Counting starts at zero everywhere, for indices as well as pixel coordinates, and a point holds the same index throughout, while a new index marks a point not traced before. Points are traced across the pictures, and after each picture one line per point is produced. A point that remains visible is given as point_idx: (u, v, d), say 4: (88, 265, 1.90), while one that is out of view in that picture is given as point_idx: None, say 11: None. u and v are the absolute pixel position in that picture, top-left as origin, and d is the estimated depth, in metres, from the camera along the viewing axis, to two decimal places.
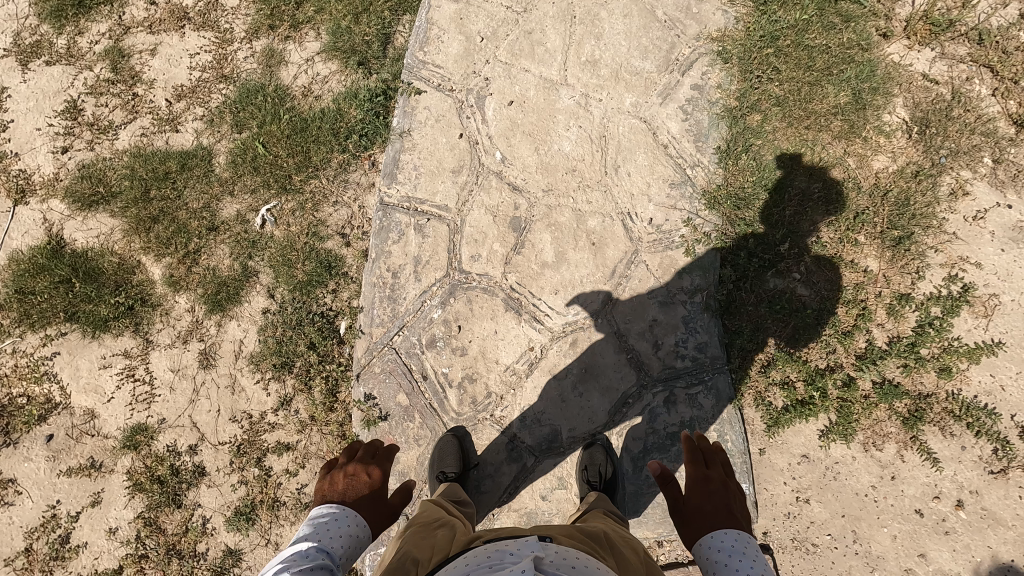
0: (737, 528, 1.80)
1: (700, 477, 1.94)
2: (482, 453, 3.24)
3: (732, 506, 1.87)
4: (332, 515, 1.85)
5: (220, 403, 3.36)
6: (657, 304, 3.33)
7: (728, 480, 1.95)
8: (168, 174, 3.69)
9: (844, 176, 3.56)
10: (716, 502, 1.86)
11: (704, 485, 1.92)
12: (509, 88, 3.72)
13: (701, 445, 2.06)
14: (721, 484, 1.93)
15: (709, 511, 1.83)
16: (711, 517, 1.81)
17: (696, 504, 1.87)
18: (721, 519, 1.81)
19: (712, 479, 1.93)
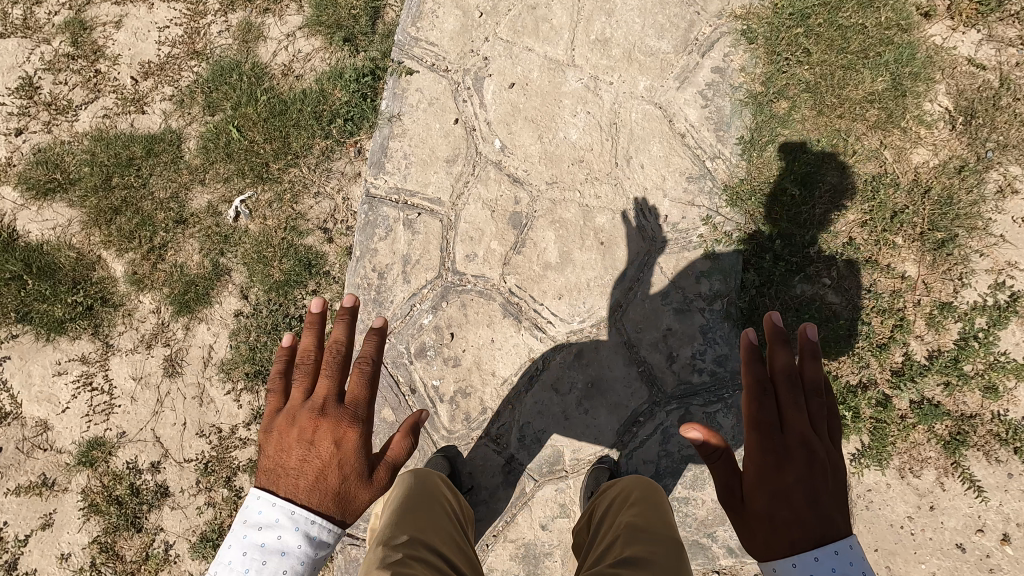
0: (830, 530, 1.63)
1: (775, 452, 1.78)
2: (476, 476, 2.92)
3: (823, 496, 1.68)
4: (275, 536, 1.60)
5: (186, 416, 3.03)
6: (672, 312, 3.00)
7: (811, 448, 1.76)
8: (133, 160, 3.34)
9: (880, 170, 3.22)
10: (798, 494, 1.69)
11: (780, 467, 1.74)
12: (510, 69, 3.36)
13: (767, 410, 1.86)
14: (807, 457, 1.75)
15: (787, 515, 1.66)
16: (791, 524, 1.65)
17: (767, 504, 1.72)
18: (808, 521, 1.64)
19: (789, 465, 1.74)
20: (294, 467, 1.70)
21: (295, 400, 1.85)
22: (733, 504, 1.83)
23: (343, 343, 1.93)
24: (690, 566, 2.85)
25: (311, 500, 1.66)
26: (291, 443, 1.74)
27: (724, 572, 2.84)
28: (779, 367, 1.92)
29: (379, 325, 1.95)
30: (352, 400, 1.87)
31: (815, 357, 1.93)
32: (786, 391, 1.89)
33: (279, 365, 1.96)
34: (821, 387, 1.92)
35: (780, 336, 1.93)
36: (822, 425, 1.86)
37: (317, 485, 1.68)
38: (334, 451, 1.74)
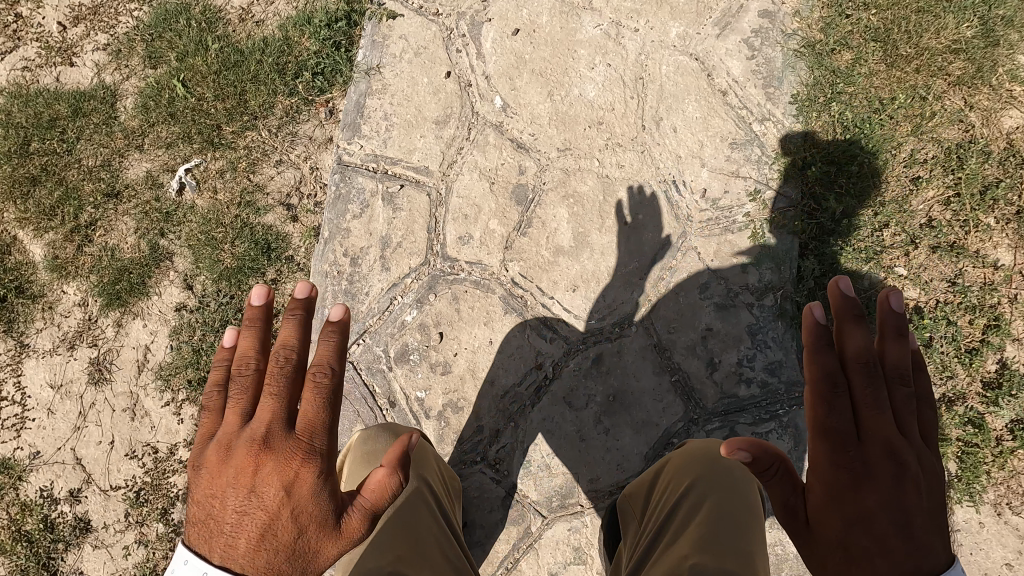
0: (928, 558, 1.18)
1: (851, 466, 1.31)
2: (470, 510, 2.37)
3: (916, 518, 1.23)
4: None
5: (114, 433, 2.47)
6: (713, 309, 2.43)
7: (899, 455, 1.31)
8: (56, 121, 2.76)
9: (965, 136, 2.64)
10: (883, 519, 1.24)
11: (858, 484, 1.29)
12: (514, 12, 2.76)
13: (838, 412, 1.37)
14: (895, 469, 1.29)
15: (869, 543, 1.23)
16: (875, 556, 1.21)
17: (839, 532, 1.28)
18: (898, 553, 1.20)
19: (867, 481, 1.30)
20: (229, 521, 1.22)
21: (230, 425, 1.36)
22: (795, 528, 1.37)
23: (293, 351, 1.41)
24: None
25: (256, 564, 1.20)
26: (225, 487, 1.26)
27: None
28: (853, 353, 1.43)
29: (339, 319, 1.42)
30: (310, 427, 1.35)
31: (901, 337, 1.47)
32: (862, 385, 1.40)
33: (218, 380, 1.45)
34: (906, 376, 1.45)
35: (854, 309, 1.45)
36: (911, 426, 1.38)
37: (261, 546, 1.22)
38: (282, 498, 1.26)
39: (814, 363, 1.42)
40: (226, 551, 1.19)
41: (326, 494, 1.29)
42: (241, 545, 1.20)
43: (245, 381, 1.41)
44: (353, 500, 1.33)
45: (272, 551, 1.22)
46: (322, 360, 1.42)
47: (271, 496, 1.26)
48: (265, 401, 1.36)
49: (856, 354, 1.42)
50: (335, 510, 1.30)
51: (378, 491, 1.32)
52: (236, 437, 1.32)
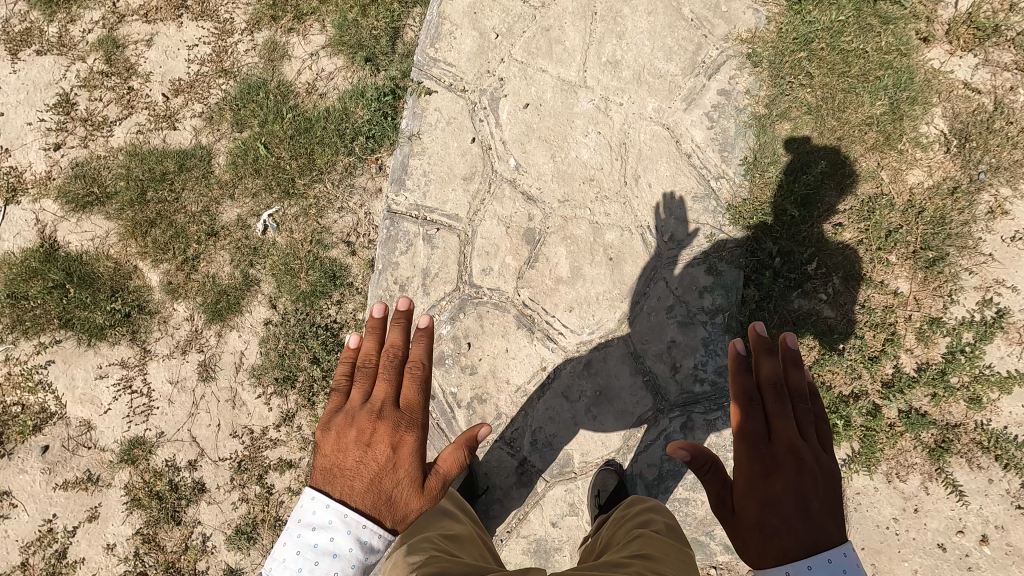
0: (821, 533, 1.52)
1: (762, 461, 1.67)
2: (491, 476, 3.14)
3: (813, 501, 1.57)
4: (327, 537, 1.56)
5: (220, 418, 3.25)
6: (677, 325, 3.19)
7: (801, 452, 1.66)
8: (166, 174, 3.52)
9: (877, 190, 3.38)
10: (787, 502, 1.57)
11: (769, 474, 1.64)
12: (525, 89, 3.52)
13: (756, 417, 1.78)
14: (799, 465, 1.63)
15: (779, 521, 1.55)
16: (782, 532, 1.53)
17: (759, 512, 1.60)
18: (798, 529, 1.53)
19: (778, 468, 1.64)
20: (351, 468, 1.70)
21: (354, 402, 1.91)
22: (724, 516, 1.72)
23: (399, 348, 2.01)
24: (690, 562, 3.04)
25: (365, 500, 1.64)
26: (349, 443, 1.77)
27: (721, 568, 3.05)
28: (766, 374, 1.85)
29: (428, 325, 1.98)
30: (408, 403, 1.90)
31: (797, 366, 1.88)
32: (773, 401, 1.79)
33: (342, 368, 2.00)
34: (806, 394, 1.83)
35: (764, 344, 1.89)
36: (811, 433, 1.75)
37: (370, 488, 1.67)
38: (390, 454, 1.76)
39: (736, 383, 1.85)
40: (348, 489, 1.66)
41: (417, 459, 1.79)
42: (358, 485, 1.67)
43: (367, 372, 1.99)
44: (431, 472, 1.82)
45: (377, 494, 1.67)
46: (416, 358, 2.01)
47: (381, 453, 1.75)
48: (380, 385, 1.94)
49: (767, 375, 1.83)
50: (419, 475, 1.77)
51: (447, 466, 1.86)
52: (359, 410, 1.87)
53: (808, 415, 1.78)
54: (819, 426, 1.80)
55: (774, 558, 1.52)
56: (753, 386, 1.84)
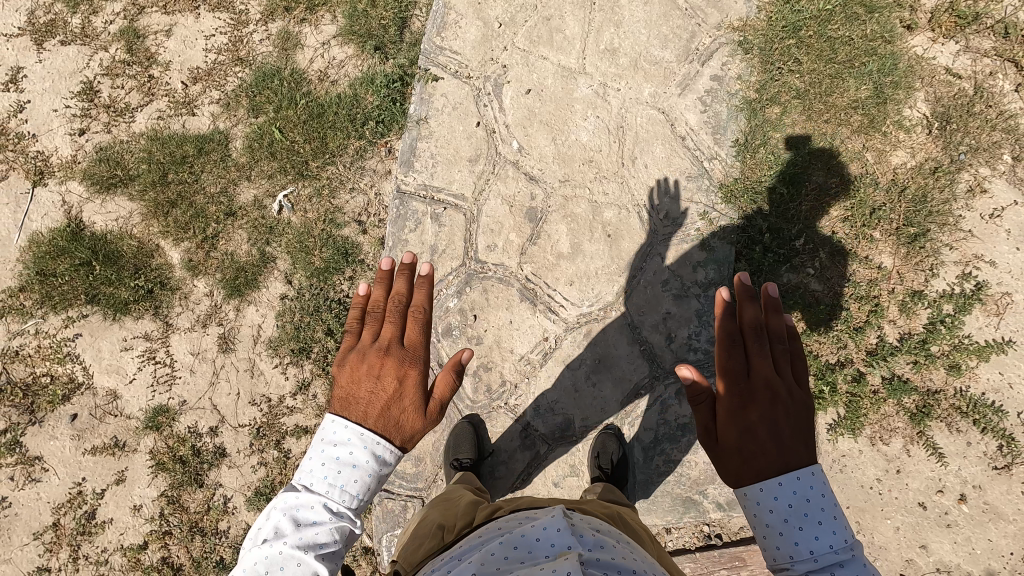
0: (790, 457, 1.70)
1: (741, 394, 1.82)
2: (496, 439, 3.33)
3: (785, 429, 1.74)
4: (347, 451, 1.90)
5: (239, 387, 3.43)
6: (671, 297, 3.37)
7: (775, 387, 1.82)
8: (186, 158, 3.70)
9: (862, 170, 3.55)
10: (762, 429, 1.74)
11: (746, 405, 1.79)
12: (527, 75, 3.70)
13: (737, 356, 1.89)
14: (773, 397, 1.79)
15: (754, 445, 1.73)
16: (757, 456, 1.71)
17: (736, 438, 1.76)
18: (773, 453, 1.70)
19: (754, 400, 1.80)
20: (364, 397, 2.02)
21: (365, 342, 2.21)
22: (707, 443, 1.85)
23: (404, 296, 2.30)
24: (684, 520, 3.21)
25: (376, 423, 1.98)
26: (362, 377, 2.09)
27: (714, 525, 3.23)
28: (748, 317, 1.94)
29: (429, 274, 2.25)
30: (412, 343, 2.21)
31: (777, 311, 1.95)
32: (753, 343, 1.90)
33: (354, 315, 2.29)
34: (784, 335, 1.93)
35: (748, 291, 1.96)
36: (786, 370, 1.89)
37: (382, 414, 2.00)
38: (397, 385, 2.07)
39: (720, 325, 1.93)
40: (362, 415, 1.99)
41: (421, 389, 2.10)
42: (370, 413, 1.99)
43: (375, 316, 2.28)
44: (431, 398, 2.12)
45: (387, 418, 1.99)
46: (419, 304, 2.29)
47: (389, 385, 2.07)
48: (387, 328, 2.24)
49: (749, 319, 1.92)
50: (422, 401, 2.08)
51: (444, 392, 2.17)
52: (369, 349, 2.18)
53: (784, 355, 1.90)
54: (795, 363, 1.93)
55: (749, 478, 1.71)
56: (736, 328, 1.93)
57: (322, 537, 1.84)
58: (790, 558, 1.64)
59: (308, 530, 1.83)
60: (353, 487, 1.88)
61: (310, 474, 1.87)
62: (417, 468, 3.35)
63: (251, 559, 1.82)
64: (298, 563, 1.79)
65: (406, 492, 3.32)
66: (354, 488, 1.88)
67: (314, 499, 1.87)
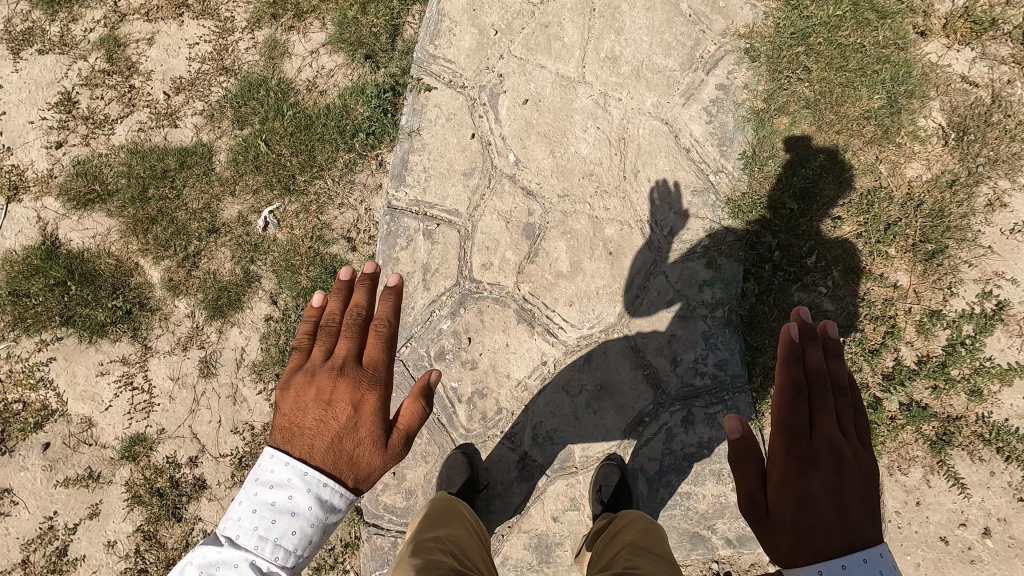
0: (858, 535, 1.54)
1: (801, 458, 1.68)
2: (492, 470, 3.15)
3: (851, 502, 1.59)
4: (286, 495, 1.68)
5: (221, 414, 3.25)
6: (676, 318, 3.19)
7: (841, 451, 1.68)
8: (168, 172, 3.53)
9: (875, 184, 3.39)
10: (824, 501, 1.60)
11: (806, 471, 1.65)
12: (525, 85, 3.54)
13: (797, 409, 1.76)
14: (837, 463, 1.66)
15: (814, 521, 1.57)
16: (817, 534, 1.55)
17: (793, 510, 1.61)
18: (835, 531, 1.55)
19: (816, 466, 1.66)
20: (311, 428, 1.80)
21: (316, 360, 1.96)
22: (756, 516, 1.69)
23: (363, 307, 2.02)
24: (691, 557, 3.03)
25: (325, 460, 1.76)
26: (309, 402, 1.85)
27: (723, 561, 3.05)
28: (811, 362, 1.83)
29: (395, 284, 1.98)
30: (373, 362, 1.96)
31: (837, 355, 1.86)
32: (818, 396, 1.78)
33: (305, 326, 2.03)
34: (847, 388, 1.83)
35: (809, 330, 1.85)
36: (851, 430, 1.76)
37: (330, 449, 1.78)
38: (351, 415, 1.84)
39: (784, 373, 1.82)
40: (308, 449, 1.77)
41: (378, 417, 1.88)
42: (318, 446, 1.78)
43: (331, 329, 2.03)
44: (394, 429, 1.91)
45: (337, 454, 1.78)
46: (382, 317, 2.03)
47: (342, 413, 1.84)
48: (343, 343, 1.97)
49: (814, 365, 1.81)
50: (381, 432, 1.87)
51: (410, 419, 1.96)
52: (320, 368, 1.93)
53: (847, 410, 1.79)
54: (859, 420, 1.81)
55: (808, 559, 1.54)
56: (800, 375, 1.82)
57: None
58: None
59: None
60: (289, 540, 1.65)
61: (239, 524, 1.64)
62: (408, 501, 3.15)
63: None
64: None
65: (397, 527, 3.13)
66: (290, 540, 1.65)
67: (239, 556, 1.64)
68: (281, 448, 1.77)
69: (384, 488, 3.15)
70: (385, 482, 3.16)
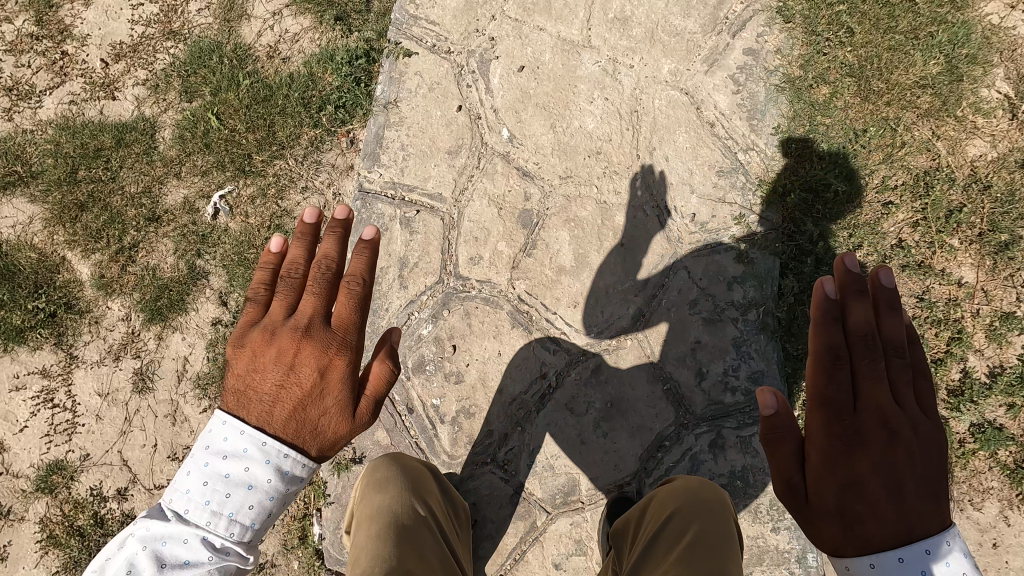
0: (918, 524, 1.45)
1: (844, 435, 1.59)
2: (481, 506, 2.62)
3: (907, 486, 1.51)
4: (241, 468, 1.53)
5: (157, 436, 2.73)
6: (702, 322, 2.68)
7: (892, 426, 1.58)
8: (101, 150, 3.01)
9: (932, 164, 2.88)
10: (873, 483, 1.52)
11: (852, 452, 1.57)
12: (520, 50, 3.03)
13: (840, 378, 1.65)
14: (887, 441, 1.56)
15: (862, 506, 1.51)
16: (867, 519, 1.49)
17: (837, 494, 1.54)
18: (888, 517, 1.47)
19: (863, 446, 1.57)
20: (271, 393, 1.68)
21: (276, 316, 1.80)
22: (796, 503, 1.61)
23: (332, 260, 1.84)
24: None
25: (285, 429, 1.63)
26: (268, 365, 1.72)
27: None
28: (858, 324, 1.69)
29: (371, 239, 1.80)
30: (340, 323, 1.81)
31: (892, 309, 1.70)
32: (865, 363, 1.66)
33: (263, 278, 1.84)
34: (903, 349, 1.68)
35: (859, 288, 1.70)
36: (908, 398, 1.63)
37: (291, 416, 1.66)
38: (315, 379, 1.72)
39: (823, 336, 1.70)
40: (266, 415, 1.64)
41: (346, 381, 1.76)
42: (278, 413, 1.65)
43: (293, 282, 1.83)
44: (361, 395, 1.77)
45: (300, 421, 1.66)
46: (353, 273, 1.83)
47: (306, 376, 1.72)
48: (308, 300, 1.80)
49: (857, 327, 1.68)
50: (347, 398, 1.75)
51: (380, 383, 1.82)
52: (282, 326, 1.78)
53: (902, 376, 1.65)
54: (918, 389, 1.67)
55: (859, 548, 1.48)
56: (844, 339, 1.69)
57: None
58: None
59: (178, 570, 1.45)
60: (246, 515, 1.51)
61: (187, 498, 1.49)
62: None
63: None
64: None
65: None
66: (247, 515, 1.52)
67: (189, 530, 1.50)
68: (236, 414, 1.63)
69: None
70: None
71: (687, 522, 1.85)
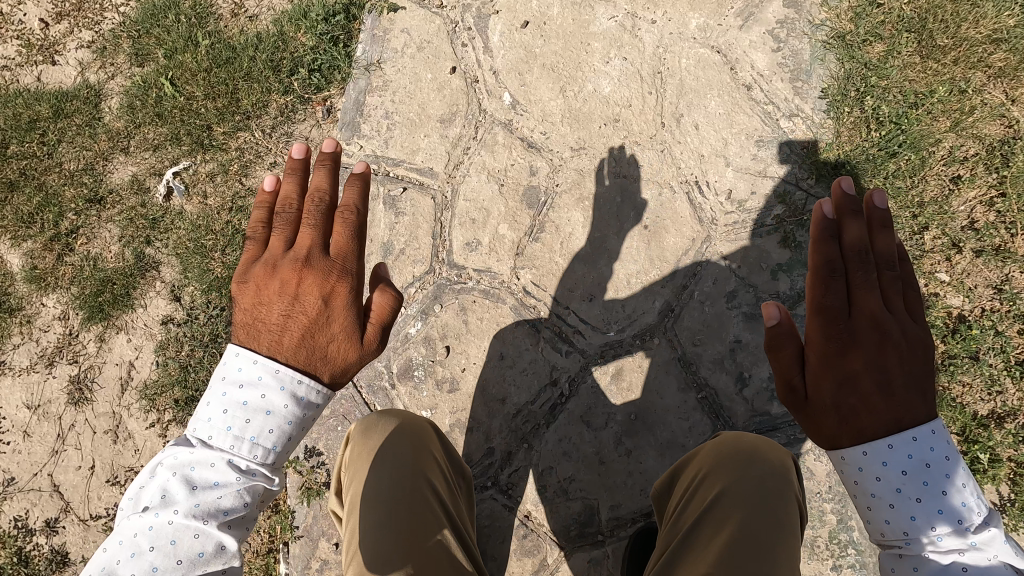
0: (907, 414, 1.28)
1: (839, 336, 1.38)
2: (480, 540, 2.19)
3: (897, 376, 1.32)
4: (258, 393, 1.27)
5: (94, 457, 2.33)
6: (742, 318, 2.25)
7: (884, 324, 1.37)
8: (36, 122, 2.59)
9: (1008, 132, 2.43)
10: (868, 379, 1.32)
11: (846, 351, 1.36)
12: (523, 2, 2.59)
13: (838, 290, 1.42)
14: (879, 338, 1.36)
15: (855, 402, 1.32)
16: (860, 413, 1.31)
17: (833, 391, 1.34)
18: (879, 408, 1.29)
19: (857, 342, 1.37)
20: (275, 321, 1.38)
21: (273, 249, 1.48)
22: (795, 402, 1.41)
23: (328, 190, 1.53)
24: None
25: (297, 355, 1.35)
26: (270, 295, 1.42)
27: None
28: (854, 238, 1.46)
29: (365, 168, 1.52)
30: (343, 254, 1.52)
31: (885, 228, 1.48)
32: (859, 272, 1.43)
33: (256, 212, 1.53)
34: (893, 260, 1.45)
35: (852, 203, 1.47)
36: (896, 299, 1.42)
37: (301, 343, 1.37)
38: (322, 307, 1.42)
39: (818, 251, 1.47)
40: (274, 344, 1.34)
41: (354, 310, 1.45)
42: (286, 341, 1.35)
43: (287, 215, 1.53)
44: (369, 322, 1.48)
45: (310, 348, 1.36)
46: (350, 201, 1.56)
47: (312, 304, 1.42)
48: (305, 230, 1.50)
49: (854, 244, 1.45)
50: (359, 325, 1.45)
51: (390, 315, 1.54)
52: (280, 258, 1.46)
53: (893, 284, 1.42)
54: (908, 293, 1.45)
55: (849, 439, 1.31)
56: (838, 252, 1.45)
57: (225, 501, 1.22)
58: (904, 535, 1.23)
59: (206, 494, 1.21)
60: (269, 440, 1.26)
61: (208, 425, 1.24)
62: None
63: (123, 533, 1.19)
64: (182, 556, 1.18)
65: None
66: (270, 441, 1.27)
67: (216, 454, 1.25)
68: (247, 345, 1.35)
69: (322, 567, 2.20)
70: (324, 559, 2.21)
71: (722, 522, 1.40)
